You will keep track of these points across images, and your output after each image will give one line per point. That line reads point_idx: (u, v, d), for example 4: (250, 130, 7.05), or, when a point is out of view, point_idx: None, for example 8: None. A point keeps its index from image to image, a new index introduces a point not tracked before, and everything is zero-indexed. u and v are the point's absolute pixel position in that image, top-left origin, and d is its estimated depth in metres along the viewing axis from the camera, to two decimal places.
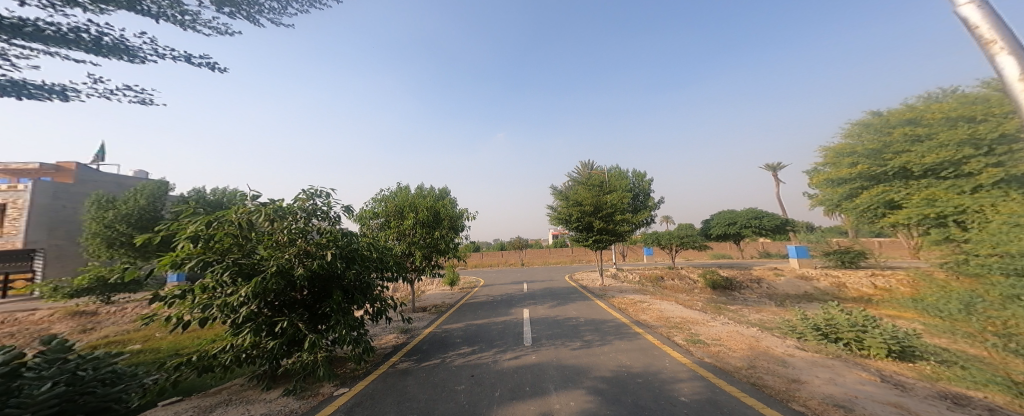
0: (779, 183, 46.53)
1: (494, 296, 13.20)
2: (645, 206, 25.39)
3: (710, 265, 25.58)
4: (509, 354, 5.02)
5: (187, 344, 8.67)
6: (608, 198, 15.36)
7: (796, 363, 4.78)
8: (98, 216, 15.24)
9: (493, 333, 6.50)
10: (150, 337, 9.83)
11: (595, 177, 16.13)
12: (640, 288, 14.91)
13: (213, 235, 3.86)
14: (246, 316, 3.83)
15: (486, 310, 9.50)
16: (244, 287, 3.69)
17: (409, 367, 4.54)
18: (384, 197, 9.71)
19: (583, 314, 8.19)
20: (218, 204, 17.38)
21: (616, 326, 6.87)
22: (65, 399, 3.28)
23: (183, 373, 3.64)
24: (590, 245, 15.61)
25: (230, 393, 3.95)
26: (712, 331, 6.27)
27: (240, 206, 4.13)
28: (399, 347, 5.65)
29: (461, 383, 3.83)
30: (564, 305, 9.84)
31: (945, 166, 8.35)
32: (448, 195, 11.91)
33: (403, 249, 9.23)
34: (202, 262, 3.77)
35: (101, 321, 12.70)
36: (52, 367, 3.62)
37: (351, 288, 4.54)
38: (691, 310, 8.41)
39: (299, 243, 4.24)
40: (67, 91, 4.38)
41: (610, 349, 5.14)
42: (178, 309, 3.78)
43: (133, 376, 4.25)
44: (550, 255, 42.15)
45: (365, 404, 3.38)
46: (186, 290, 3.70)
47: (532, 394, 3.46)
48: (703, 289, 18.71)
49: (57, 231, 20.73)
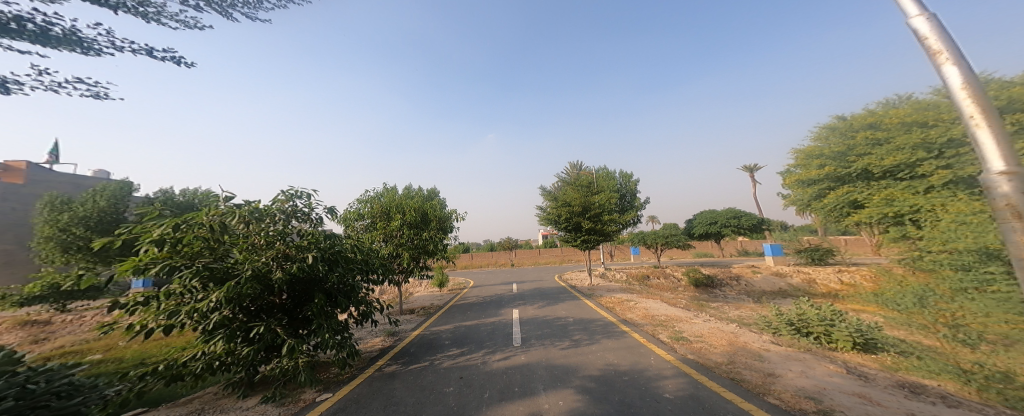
0: (756, 184, 48.12)
1: (483, 297, 13.13)
2: (631, 207, 25.73)
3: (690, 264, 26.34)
4: (497, 355, 4.99)
5: (154, 353, 8.18)
6: (596, 198, 15.54)
7: (772, 357, 4.96)
8: (53, 219, 14.24)
9: (482, 334, 6.45)
10: (114, 346, 9.25)
11: (582, 178, 16.26)
12: (625, 286, 15.14)
13: (181, 238, 3.63)
14: (219, 322, 3.63)
15: (473, 312, 9.41)
16: (216, 293, 3.50)
17: (396, 370, 4.44)
18: (370, 197, 9.47)
19: (571, 314, 8.24)
20: (188, 206, 16.58)
21: (603, 325, 6.94)
22: (14, 413, 3.04)
23: (150, 383, 3.42)
24: (579, 245, 15.69)
25: (202, 403, 3.74)
26: (694, 328, 6.42)
27: (212, 208, 3.91)
28: (385, 351, 5.51)
29: (450, 385, 3.77)
30: (550, 305, 9.92)
31: (902, 168, 8.87)
32: (436, 195, 11.76)
33: (389, 251, 9.04)
34: (168, 267, 3.57)
35: (56, 330, 11.84)
36: (1, 380, 3.35)
37: (334, 291, 4.37)
38: (675, 307, 8.63)
39: (277, 246, 4.05)
40: (9, 83, 3.97)
41: (597, 348, 5.18)
42: (142, 316, 3.52)
43: (94, 388, 3.98)
44: (538, 256, 42.26)
45: (349, 409, 3.28)
46: (151, 296, 3.49)
47: (521, 394, 3.44)
48: (685, 287, 19.19)
49: (6, 235, 19.27)
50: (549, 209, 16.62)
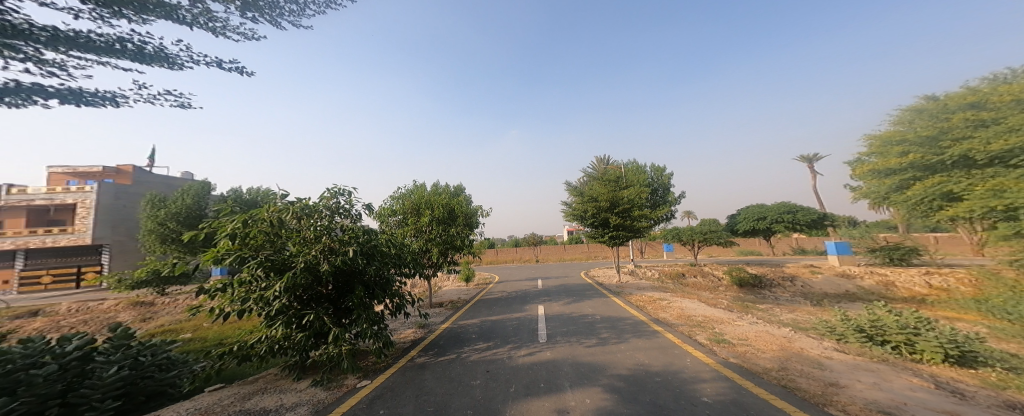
0: (818, 176, 43.63)
1: (509, 292, 13.27)
2: (664, 202, 24.56)
3: (737, 262, 24.57)
4: (523, 350, 5.06)
5: (229, 334, 9.33)
6: (625, 193, 14.98)
7: (834, 366, 4.52)
8: (152, 215, 16.63)
9: (508, 329, 6.55)
10: (200, 327, 10.68)
11: (609, 173, 15.73)
12: (657, 284, 14.53)
13: (248, 232, 4.08)
14: (279, 309, 4.05)
15: (500, 307, 9.57)
16: (277, 282, 3.90)
17: (426, 361, 4.67)
18: (402, 195, 9.94)
19: (598, 311, 8.10)
20: (252, 203, 18.52)
21: (633, 324, 6.74)
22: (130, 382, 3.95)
23: (226, 361, 3.91)
24: (606, 241, 15.26)
25: (266, 382, 4.21)
26: (738, 331, 6.03)
27: (271, 204, 4.33)
28: (416, 342, 5.81)
29: (476, 378, 3.91)
30: (578, 301, 9.81)
31: (1016, 154, 7.55)
32: (462, 192, 12.05)
33: (420, 246, 9.42)
34: (239, 257, 4.03)
35: (159, 311, 13.87)
36: (119, 353, 4.27)
37: (371, 283, 4.66)
38: (714, 307, 8.17)
39: (324, 240, 4.40)
40: (117, 98, 4.69)
41: (626, 347, 5.07)
42: (219, 301, 4.01)
43: (183, 364, 4.79)
44: (565, 250, 41.56)
45: (385, 396, 3.51)
46: (226, 284, 3.96)
47: (547, 390, 3.48)
48: (728, 286, 18.03)
49: (120, 228, 22.83)
50: (575, 204, 16.32)
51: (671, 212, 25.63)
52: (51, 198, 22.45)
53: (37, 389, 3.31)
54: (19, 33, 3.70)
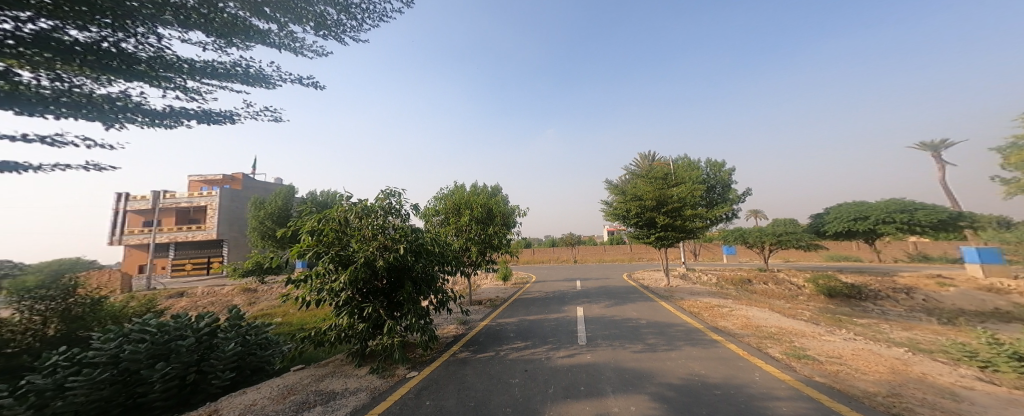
0: (945, 166, 35.52)
1: (548, 292, 13.11)
2: (726, 200, 21.98)
3: (827, 269, 21.03)
4: (562, 352, 4.97)
5: (308, 320, 10.78)
6: (674, 191, 13.63)
7: (973, 399, 3.63)
8: (256, 215, 19.99)
9: (546, 330, 6.48)
10: (287, 312, 12.49)
11: (655, 169, 14.44)
12: (714, 290, 13.11)
13: (322, 230, 4.64)
14: (345, 300, 4.53)
15: (538, 306, 9.49)
16: (342, 276, 4.37)
17: (467, 357, 4.85)
18: (444, 195, 10.36)
19: (644, 316, 7.60)
20: (325, 204, 21.11)
21: (686, 331, 6.19)
22: (239, 357, 5.07)
23: (305, 344, 4.49)
24: (652, 242, 14.02)
25: (334, 366, 4.75)
26: (827, 347, 5.17)
27: (339, 205, 4.85)
28: (458, 338, 6.05)
29: (515, 377, 3.94)
30: (623, 304, 9.30)
31: None
32: (500, 192, 12.26)
33: (460, 244, 9.66)
34: (315, 252, 4.59)
35: (259, 297, 16.47)
36: (233, 331, 5.37)
37: (419, 279, 4.97)
38: (789, 318, 7.13)
39: (379, 238, 4.80)
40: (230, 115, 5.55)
41: (677, 355, 4.69)
42: (301, 291, 4.61)
43: (274, 345, 5.75)
44: (609, 251, 39.01)
45: (430, 388, 3.74)
46: (306, 275, 4.54)
47: (587, 394, 3.38)
48: (812, 296, 15.58)
49: (235, 226, 27.84)
50: (615, 203, 15.31)
51: (734, 210, 22.87)
52: (190, 201, 27.98)
53: (182, 358, 4.57)
54: (169, 67, 4.46)
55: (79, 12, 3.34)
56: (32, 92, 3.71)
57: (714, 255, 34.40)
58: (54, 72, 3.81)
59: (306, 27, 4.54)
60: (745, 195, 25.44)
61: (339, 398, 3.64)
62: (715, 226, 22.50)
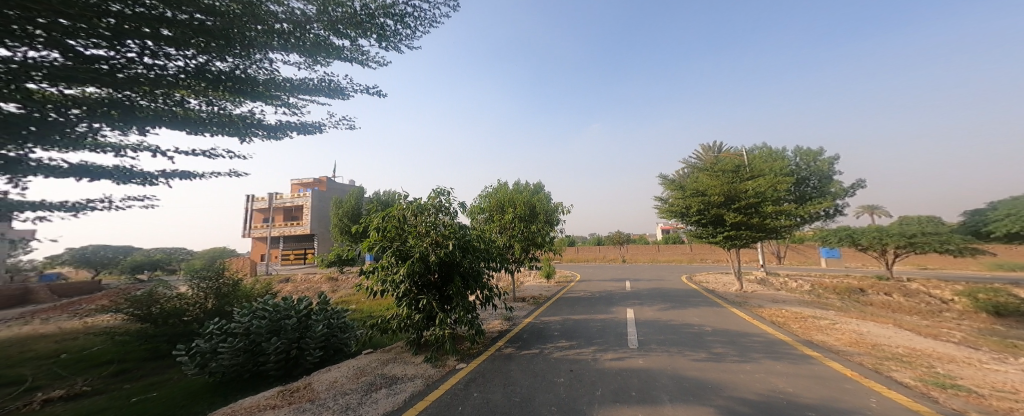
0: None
1: (594, 292, 12.42)
2: (826, 194, 18.22)
3: (986, 279, 16.08)
4: (610, 354, 4.72)
5: (372, 308, 11.95)
6: (748, 184, 11.68)
7: None
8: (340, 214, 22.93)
9: (592, 330, 6.16)
10: (358, 300, 14.02)
11: (724, 161, 12.47)
12: (805, 298, 11.01)
13: (384, 227, 4.98)
14: (404, 292, 4.83)
15: (583, 306, 9.06)
16: (401, 268, 4.67)
17: (512, 352, 4.87)
18: (488, 193, 10.37)
19: (709, 322, 6.75)
20: (388, 202, 23.30)
21: (765, 342, 5.33)
22: (327, 338, 5.83)
23: (372, 330, 4.93)
24: (719, 242, 12.29)
25: (395, 352, 5.14)
26: (979, 377, 3.99)
27: (398, 203, 5.19)
28: (502, 333, 6.08)
29: (560, 376, 3.89)
30: (685, 308, 8.37)
31: None
32: (542, 188, 11.95)
33: (504, 242, 9.51)
34: (380, 246, 4.96)
35: (339, 285, 18.77)
36: (323, 314, 6.13)
37: (467, 275, 5.12)
38: (922, 337, 5.64)
39: (432, 234, 4.99)
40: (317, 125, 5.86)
41: (753, 368, 4.08)
42: (368, 281, 5.04)
43: (352, 328, 6.46)
44: (664, 252, 35.00)
45: (479, 380, 3.85)
46: (371, 267, 4.94)
47: (638, 400, 3.20)
48: (958, 312, 12.14)
49: (323, 222, 32.53)
50: (671, 199, 13.72)
51: (836, 204, 18.88)
52: (292, 201, 33.06)
53: (288, 334, 5.53)
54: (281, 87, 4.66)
55: (220, 46, 3.71)
56: (189, 114, 4.06)
57: (807, 258, 28.94)
58: (203, 97, 4.11)
59: (371, 40, 4.93)
60: (857, 188, 20.77)
61: (400, 382, 3.94)
62: (807, 225, 18.78)
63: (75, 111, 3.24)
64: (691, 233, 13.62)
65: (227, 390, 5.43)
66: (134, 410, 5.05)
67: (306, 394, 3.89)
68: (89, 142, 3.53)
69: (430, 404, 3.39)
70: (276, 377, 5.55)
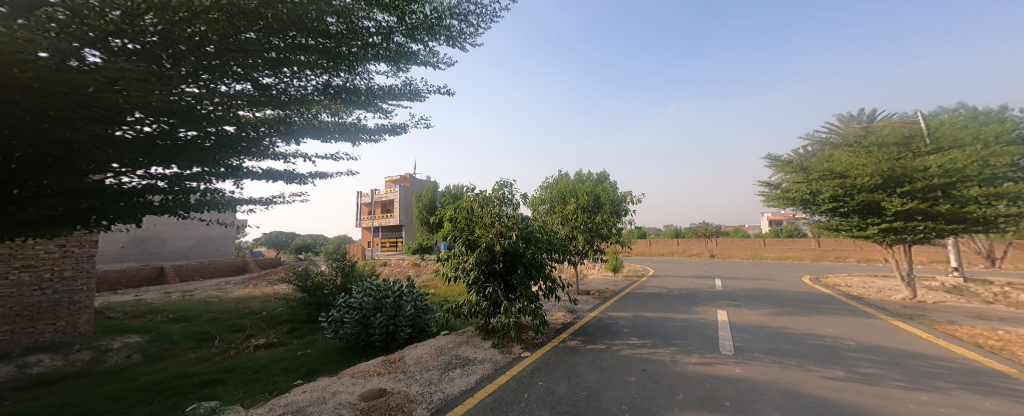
0: None
1: (670, 289, 11.16)
2: None
3: None
4: (695, 357, 4.19)
5: (445, 293, 12.88)
6: (929, 161, 8.79)
7: None
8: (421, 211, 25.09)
9: (669, 330, 5.56)
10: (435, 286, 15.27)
11: (884, 133, 9.69)
12: None
13: (453, 218, 5.22)
14: (474, 279, 5.02)
15: (658, 304, 8.22)
16: (470, 257, 4.86)
17: (576, 346, 4.68)
18: (549, 184, 10.11)
19: (845, 335, 5.46)
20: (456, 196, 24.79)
21: (931, 367, 4.09)
22: (415, 317, 6.53)
23: (447, 314, 5.26)
24: (875, 236, 9.68)
25: (467, 335, 5.42)
26: None
27: (465, 195, 5.39)
28: (566, 325, 5.90)
29: (631, 374, 3.61)
30: (803, 315, 6.91)
31: None
32: (607, 177, 11.12)
33: (566, 233, 9.19)
34: (451, 236, 5.21)
35: (420, 271, 20.69)
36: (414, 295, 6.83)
37: (530, 265, 5.09)
38: None
39: (497, 225, 5.06)
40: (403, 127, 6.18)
41: (934, 399, 3.13)
42: (444, 269, 5.36)
43: (433, 311, 7.04)
44: (777, 245, 29.28)
45: (543, 370, 3.82)
46: (444, 256, 5.23)
47: (734, 411, 2.77)
48: None
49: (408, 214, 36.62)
50: (793, 184, 11.41)
51: None
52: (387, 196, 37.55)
53: (387, 311, 6.32)
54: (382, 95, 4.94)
55: (336, 64, 4.06)
56: (324, 125, 4.54)
57: None
58: (330, 110, 4.61)
59: (440, 43, 5.11)
60: None
61: (471, 364, 4.13)
62: None
63: (262, 129, 3.84)
64: (815, 224, 11.49)
65: (346, 354, 6.47)
66: (294, 361, 6.40)
67: (401, 366, 4.35)
68: (272, 153, 4.31)
69: (497, 387, 3.46)
70: (381, 348, 6.38)
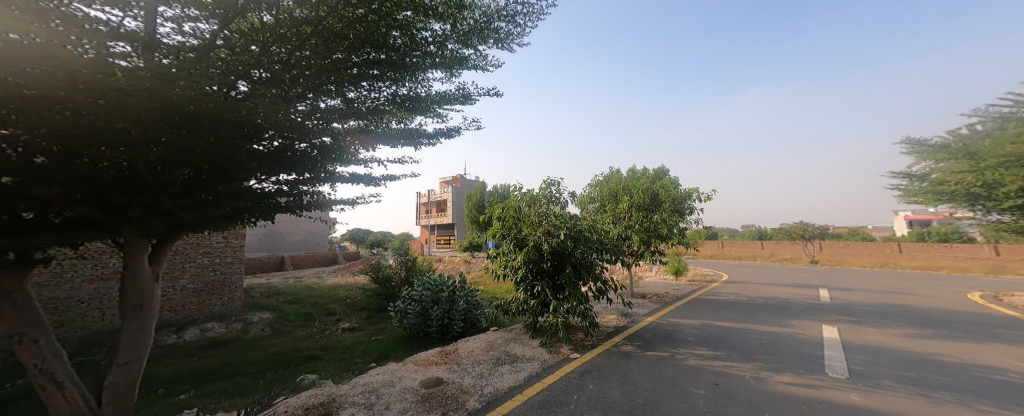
0: None
1: (738, 296, 10.23)
2: None
3: None
4: (783, 376, 3.80)
5: (496, 291, 13.13)
6: None
7: None
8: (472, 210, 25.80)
9: (743, 343, 5.11)
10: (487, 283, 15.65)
11: None
12: None
13: (501, 216, 5.31)
14: (522, 277, 5.06)
15: (727, 312, 7.59)
16: (518, 255, 4.92)
17: (631, 351, 4.51)
18: (598, 182, 9.80)
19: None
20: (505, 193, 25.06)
21: None
22: (467, 312, 6.77)
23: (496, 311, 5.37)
24: None
25: (515, 333, 5.49)
26: None
27: (513, 195, 5.44)
28: (619, 329, 5.71)
29: (698, 387, 3.39)
30: (925, 338, 5.83)
31: None
32: (665, 174, 10.47)
33: (618, 232, 8.86)
34: (499, 234, 5.30)
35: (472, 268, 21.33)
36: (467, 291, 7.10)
37: (579, 264, 5.00)
38: None
39: (544, 224, 5.04)
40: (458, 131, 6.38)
41: None
42: (493, 267, 5.47)
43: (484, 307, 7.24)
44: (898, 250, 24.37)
45: (593, 373, 3.75)
46: (493, 254, 5.34)
47: None
48: None
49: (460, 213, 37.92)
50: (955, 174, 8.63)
51: None
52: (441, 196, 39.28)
53: (443, 305, 6.65)
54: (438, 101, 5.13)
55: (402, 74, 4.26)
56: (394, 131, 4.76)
57: None
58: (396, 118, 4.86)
59: (489, 45, 5.17)
60: None
61: (520, 361, 4.19)
62: None
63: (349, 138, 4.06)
64: (988, 224, 9.23)
65: (407, 343, 6.93)
66: (371, 344, 7.00)
67: (454, 357, 4.56)
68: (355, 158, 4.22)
69: (547, 386, 3.48)
70: (437, 339, 6.73)
